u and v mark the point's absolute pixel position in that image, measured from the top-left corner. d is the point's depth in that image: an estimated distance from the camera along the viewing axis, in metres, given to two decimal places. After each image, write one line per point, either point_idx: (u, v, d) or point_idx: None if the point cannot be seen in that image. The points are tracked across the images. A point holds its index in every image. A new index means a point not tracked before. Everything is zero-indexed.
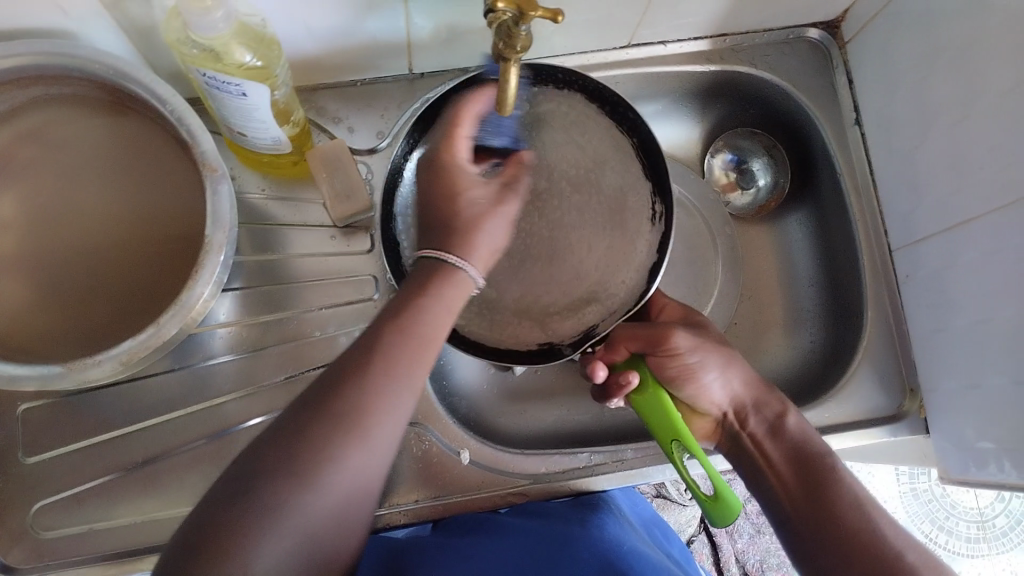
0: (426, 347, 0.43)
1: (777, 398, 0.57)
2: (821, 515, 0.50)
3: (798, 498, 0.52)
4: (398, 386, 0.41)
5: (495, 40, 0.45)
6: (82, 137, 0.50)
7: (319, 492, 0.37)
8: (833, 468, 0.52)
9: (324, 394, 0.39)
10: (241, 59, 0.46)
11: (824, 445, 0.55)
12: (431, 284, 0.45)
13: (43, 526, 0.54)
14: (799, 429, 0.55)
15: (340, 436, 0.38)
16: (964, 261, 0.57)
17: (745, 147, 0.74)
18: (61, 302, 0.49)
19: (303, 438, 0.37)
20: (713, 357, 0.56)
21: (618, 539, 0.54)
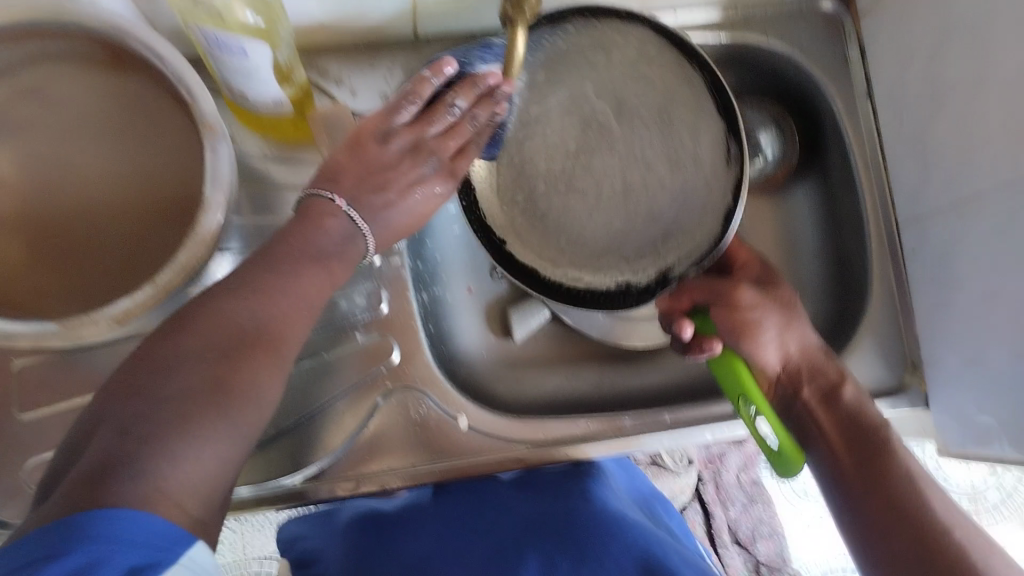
0: (298, 270, 0.46)
1: (836, 370, 0.56)
2: (876, 480, 0.49)
3: (848, 463, 0.51)
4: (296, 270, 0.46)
5: (503, 4, 0.45)
6: (80, 94, 0.50)
7: (230, 419, 0.39)
8: (886, 438, 0.51)
9: (193, 352, 0.40)
10: (243, 18, 0.45)
11: (879, 415, 0.53)
12: (294, 257, 0.47)
13: (42, 481, 0.55)
14: (852, 394, 0.54)
15: (258, 372, 0.41)
16: (968, 237, 0.57)
17: (754, 120, 0.69)
18: (58, 263, 0.48)
19: (165, 412, 0.37)
20: (781, 316, 0.57)
21: (620, 512, 0.58)
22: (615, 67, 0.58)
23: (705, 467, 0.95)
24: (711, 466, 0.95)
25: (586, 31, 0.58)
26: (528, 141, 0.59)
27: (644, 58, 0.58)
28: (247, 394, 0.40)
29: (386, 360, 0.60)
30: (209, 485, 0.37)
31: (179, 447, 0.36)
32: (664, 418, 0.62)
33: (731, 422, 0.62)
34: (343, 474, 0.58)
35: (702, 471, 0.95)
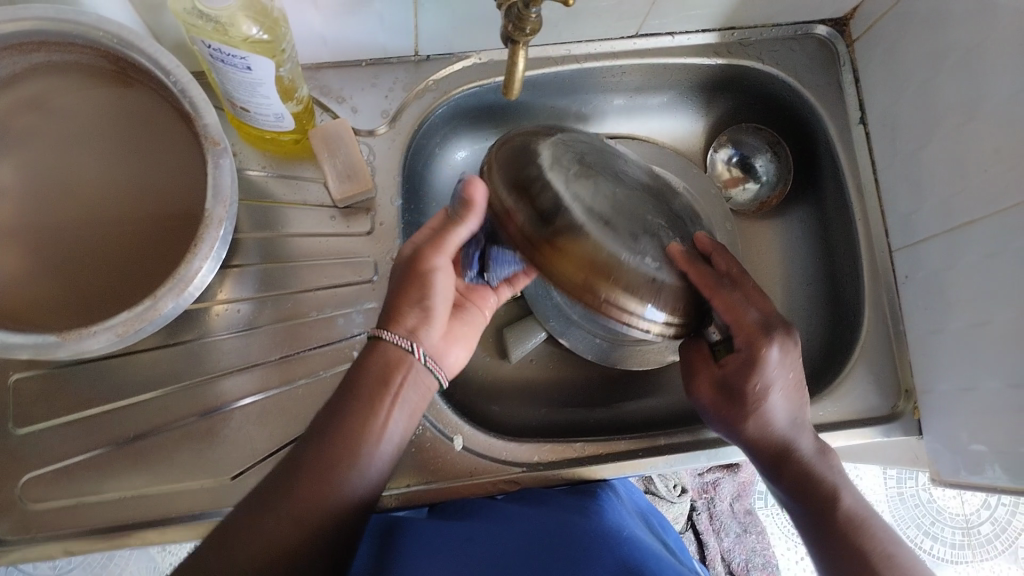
0: (388, 419, 0.48)
1: (781, 442, 0.51)
2: (838, 564, 0.48)
3: (815, 544, 0.50)
4: (384, 413, 0.47)
5: (505, 22, 0.45)
6: (85, 108, 0.50)
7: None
8: (840, 514, 0.49)
9: (335, 426, 0.46)
10: (247, 32, 0.46)
11: (833, 480, 0.51)
12: (382, 371, 0.48)
13: (31, 497, 0.54)
14: (810, 456, 0.52)
15: (310, 488, 0.45)
16: (963, 261, 0.57)
17: (749, 145, 0.73)
18: (52, 275, 0.48)
19: (318, 460, 0.45)
20: (735, 408, 0.51)
21: (618, 525, 0.54)
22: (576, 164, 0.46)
23: (699, 496, 0.94)
24: (705, 495, 0.94)
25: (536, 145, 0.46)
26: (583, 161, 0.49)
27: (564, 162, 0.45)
28: (266, 533, 0.43)
29: None
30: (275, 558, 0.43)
31: None
32: (661, 442, 0.62)
33: (726, 447, 0.61)
34: None
35: (696, 500, 0.94)
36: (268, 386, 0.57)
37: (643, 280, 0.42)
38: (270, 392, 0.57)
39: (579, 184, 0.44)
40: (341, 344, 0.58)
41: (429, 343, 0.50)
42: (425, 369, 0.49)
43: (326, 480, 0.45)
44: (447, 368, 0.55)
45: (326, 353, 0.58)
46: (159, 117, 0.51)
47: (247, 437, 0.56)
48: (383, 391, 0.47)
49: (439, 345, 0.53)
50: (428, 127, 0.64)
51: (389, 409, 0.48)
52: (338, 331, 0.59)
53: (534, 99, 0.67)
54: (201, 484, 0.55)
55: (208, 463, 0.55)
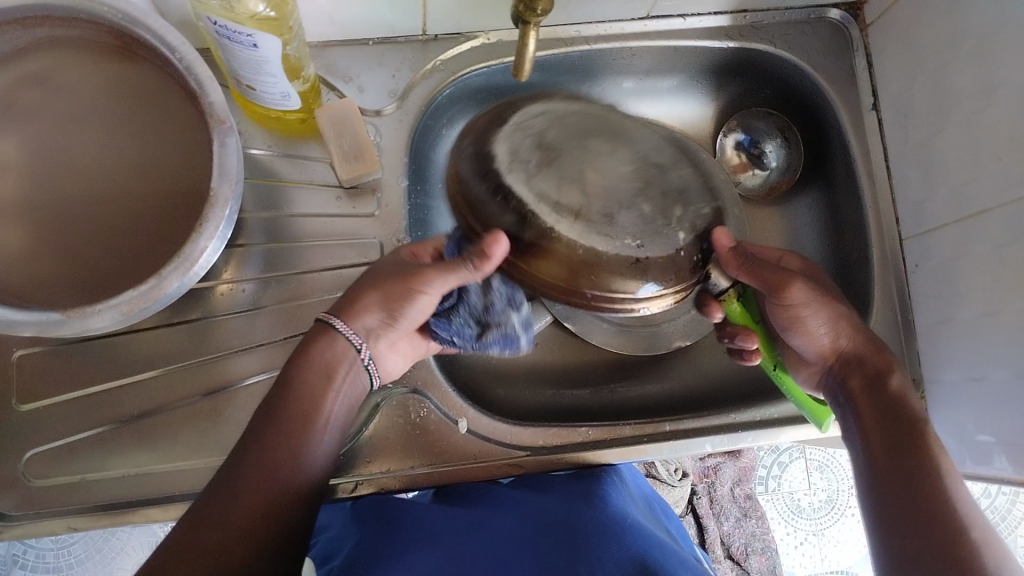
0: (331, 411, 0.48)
1: (883, 358, 0.52)
2: (908, 471, 0.46)
3: (885, 455, 0.48)
4: (319, 375, 0.48)
5: (516, 2, 0.45)
6: (89, 84, 0.50)
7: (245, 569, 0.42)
8: (927, 433, 0.48)
9: (274, 404, 0.47)
10: (254, 10, 0.46)
11: (924, 411, 0.50)
12: (314, 350, 0.48)
13: (36, 473, 0.54)
14: (904, 387, 0.51)
15: (261, 480, 0.44)
16: (975, 251, 0.56)
17: (760, 129, 0.72)
18: (58, 251, 0.47)
19: (263, 451, 0.45)
20: (833, 314, 0.53)
21: (620, 514, 0.54)
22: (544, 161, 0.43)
23: (700, 480, 0.94)
24: (706, 479, 0.94)
25: (503, 166, 0.43)
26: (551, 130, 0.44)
27: (535, 172, 0.43)
28: (228, 527, 0.42)
29: None
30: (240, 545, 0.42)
31: None
32: (666, 428, 0.61)
33: (730, 435, 0.61)
34: (339, 475, 0.57)
35: (696, 484, 0.94)
36: (272, 366, 0.57)
37: (624, 263, 0.42)
38: (274, 372, 0.57)
39: (542, 176, 0.42)
40: None
41: (376, 346, 0.51)
42: (362, 369, 0.50)
43: (269, 451, 0.45)
44: (382, 373, 0.54)
45: None
46: (164, 93, 0.50)
47: (251, 417, 0.56)
48: (321, 358, 0.48)
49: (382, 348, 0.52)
50: (434, 108, 0.63)
51: (332, 398, 0.48)
52: None
53: (545, 79, 0.67)
54: (204, 463, 0.55)
55: (212, 442, 0.55)
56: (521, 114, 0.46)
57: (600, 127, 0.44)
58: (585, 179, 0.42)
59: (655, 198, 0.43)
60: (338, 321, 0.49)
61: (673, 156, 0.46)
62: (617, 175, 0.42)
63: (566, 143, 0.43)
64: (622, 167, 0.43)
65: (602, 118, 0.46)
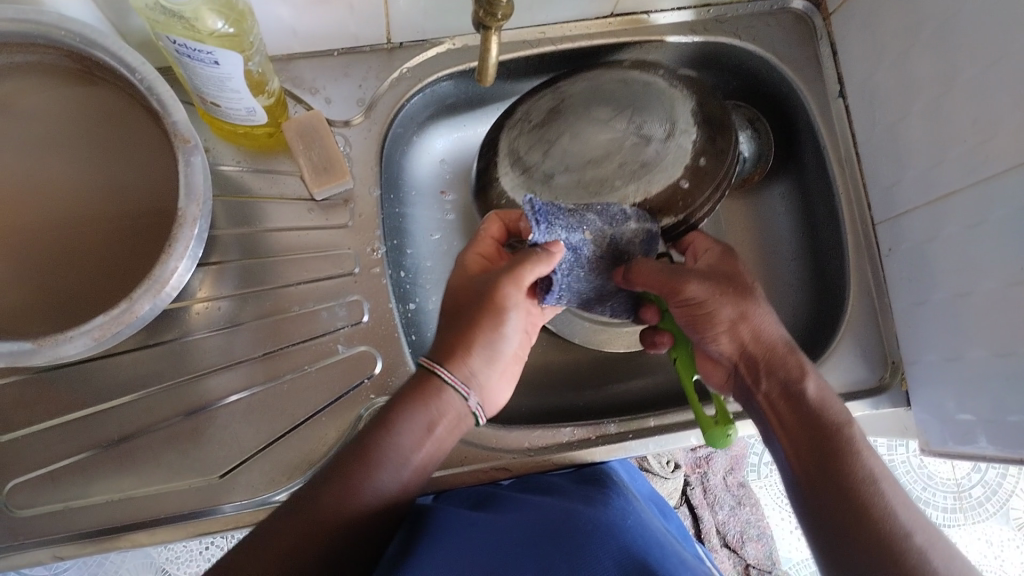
0: (431, 443, 0.49)
1: (795, 362, 0.51)
2: (829, 479, 0.45)
3: (806, 466, 0.47)
4: (407, 418, 0.47)
5: (475, 8, 0.45)
6: (50, 109, 0.49)
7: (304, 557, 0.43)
8: (844, 437, 0.46)
9: (367, 439, 0.47)
10: (213, 27, 0.45)
11: (843, 413, 0.48)
12: (417, 393, 0.48)
13: (18, 503, 0.53)
14: (818, 393, 0.49)
15: (356, 492, 0.45)
16: (946, 232, 0.57)
17: (732, 120, 0.69)
18: (28, 279, 0.47)
19: (353, 467, 0.45)
20: (735, 307, 0.51)
21: (620, 513, 0.53)
22: (531, 124, 0.59)
23: (692, 470, 0.95)
24: (698, 470, 0.95)
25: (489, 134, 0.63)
26: (567, 96, 0.59)
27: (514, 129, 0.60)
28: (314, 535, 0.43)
29: (368, 370, 0.58)
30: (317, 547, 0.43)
31: None
32: (650, 424, 0.62)
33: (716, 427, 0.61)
34: None
35: (688, 475, 0.95)
36: (253, 383, 0.57)
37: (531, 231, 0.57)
38: (255, 389, 0.57)
39: (522, 137, 0.59)
40: (325, 339, 0.58)
41: (480, 388, 0.51)
42: (470, 414, 0.51)
43: (358, 479, 0.45)
44: (491, 406, 0.53)
45: (309, 347, 0.58)
46: (126, 114, 0.50)
47: (234, 434, 0.56)
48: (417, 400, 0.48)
49: (491, 387, 0.53)
50: (404, 115, 0.63)
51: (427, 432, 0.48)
52: (322, 324, 0.59)
53: (512, 77, 0.66)
54: (189, 484, 0.55)
55: (196, 462, 0.55)
56: (569, 82, 0.60)
57: (617, 97, 0.59)
58: (555, 144, 0.58)
59: (616, 164, 0.57)
60: (444, 368, 0.49)
61: (668, 134, 0.57)
62: (587, 140, 0.58)
63: (567, 109, 0.59)
64: (600, 135, 0.58)
65: (654, 94, 0.59)
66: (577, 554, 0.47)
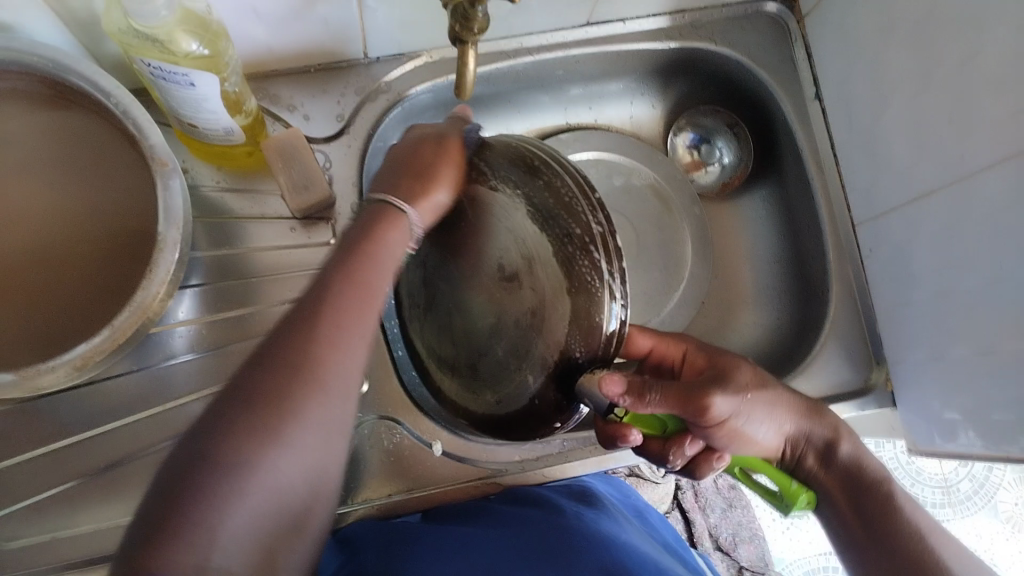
0: (373, 314, 0.41)
1: (829, 422, 0.51)
2: (882, 539, 0.47)
3: (858, 529, 0.48)
4: (308, 406, 0.36)
5: (450, 21, 0.45)
6: (22, 134, 0.48)
7: (245, 497, 0.33)
8: (889, 495, 0.48)
9: (283, 341, 0.37)
10: (188, 48, 0.45)
11: (880, 469, 0.50)
12: (376, 222, 0.45)
13: (3, 536, 0.52)
14: (853, 455, 0.50)
15: (293, 414, 0.35)
16: (927, 231, 0.57)
17: (708, 125, 0.73)
18: (5, 308, 0.46)
19: (274, 376, 0.36)
20: (767, 400, 0.48)
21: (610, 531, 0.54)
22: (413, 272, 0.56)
23: (684, 475, 0.94)
24: (689, 474, 0.95)
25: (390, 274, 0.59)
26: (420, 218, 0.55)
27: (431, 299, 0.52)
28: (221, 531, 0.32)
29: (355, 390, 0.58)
30: (259, 525, 0.34)
31: (213, 530, 0.32)
32: None
33: None
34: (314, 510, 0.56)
35: (679, 479, 0.94)
36: None
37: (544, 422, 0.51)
38: None
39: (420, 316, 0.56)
40: None
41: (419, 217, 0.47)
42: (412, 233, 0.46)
43: (279, 407, 0.35)
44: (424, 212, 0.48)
45: None
46: (102, 138, 0.49)
47: None
48: (363, 312, 0.40)
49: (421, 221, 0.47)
50: (384, 130, 0.63)
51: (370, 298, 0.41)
52: None
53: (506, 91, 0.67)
54: None
55: None
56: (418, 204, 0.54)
57: None
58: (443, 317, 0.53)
59: None
60: (412, 212, 0.46)
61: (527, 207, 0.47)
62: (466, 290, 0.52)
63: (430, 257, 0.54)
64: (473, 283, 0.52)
65: None
66: (568, 557, 0.49)
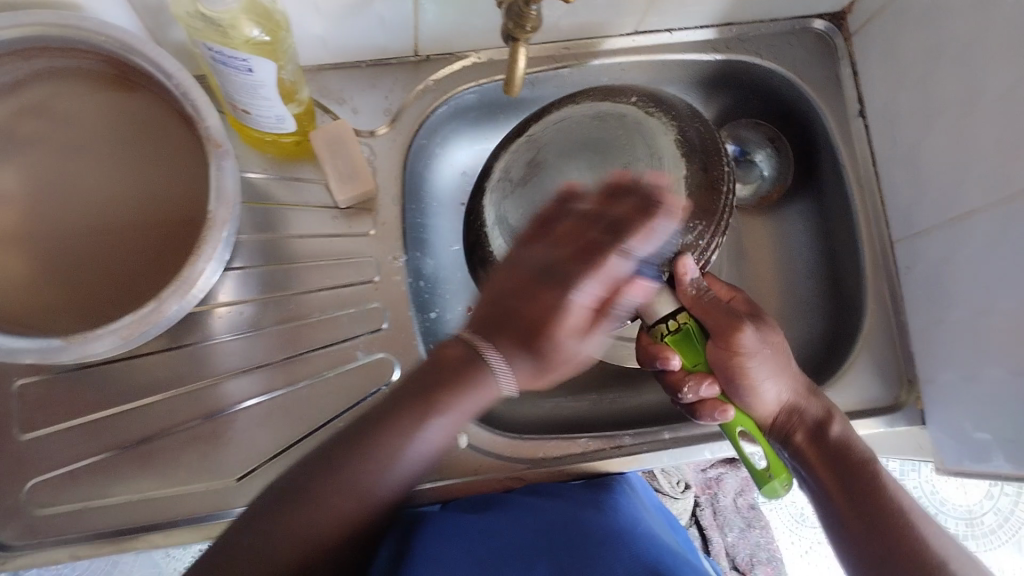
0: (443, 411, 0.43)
1: (819, 405, 0.54)
2: (886, 534, 0.48)
3: (852, 516, 0.50)
4: (360, 497, 0.42)
5: (505, 20, 0.46)
6: (85, 113, 0.50)
7: (320, 538, 0.42)
8: (878, 477, 0.51)
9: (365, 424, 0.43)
10: (249, 34, 0.46)
11: (868, 451, 0.53)
12: (455, 378, 0.43)
13: (38, 501, 0.54)
14: (845, 435, 0.53)
15: (347, 490, 0.42)
16: (966, 250, 0.57)
17: (749, 138, 0.72)
18: (57, 279, 0.48)
19: (346, 459, 0.42)
20: (774, 363, 0.51)
21: (631, 521, 0.55)
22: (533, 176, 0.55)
23: (703, 491, 0.94)
24: (708, 491, 0.95)
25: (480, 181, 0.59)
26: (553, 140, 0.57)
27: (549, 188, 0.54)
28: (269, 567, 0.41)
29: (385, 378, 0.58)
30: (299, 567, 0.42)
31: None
32: (665, 436, 0.62)
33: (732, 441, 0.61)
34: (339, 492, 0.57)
35: (698, 496, 0.94)
36: (273, 387, 0.57)
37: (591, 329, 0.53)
38: (275, 393, 0.57)
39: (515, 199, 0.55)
40: (345, 345, 0.59)
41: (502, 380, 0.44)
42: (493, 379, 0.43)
43: (335, 499, 0.41)
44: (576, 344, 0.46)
45: (331, 353, 0.59)
46: (161, 120, 0.51)
47: (252, 438, 0.56)
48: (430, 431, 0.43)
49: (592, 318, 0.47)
50: (429, 127, 0.64)
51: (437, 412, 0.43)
52: (343, 330, 0.59)
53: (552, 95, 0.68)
54: (207, 486, 0.55)
55: (215, 464, 0.56)
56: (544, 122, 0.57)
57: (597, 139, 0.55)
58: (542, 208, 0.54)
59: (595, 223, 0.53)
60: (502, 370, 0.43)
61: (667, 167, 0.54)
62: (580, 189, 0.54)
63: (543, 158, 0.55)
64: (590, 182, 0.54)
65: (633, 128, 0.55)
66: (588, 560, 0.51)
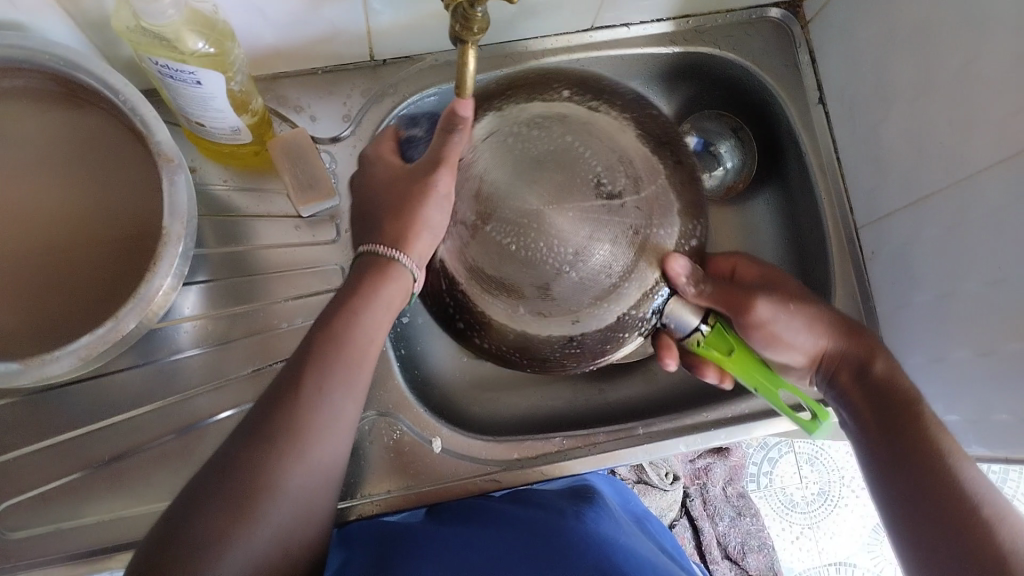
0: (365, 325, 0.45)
1: (863, 343, 0.52)
2: (925, 476, 0.45)
3: (887, 457, 0.48)
4: (286, 464, 0.41)
5: (450, 23, 0.44)
6: (35, 132, 0.50)
7: (256, 523, 0.40)
8: (919, 414, 0.48)
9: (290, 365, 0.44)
10: (194, 47, 0.46)
11: (915, 387, 0.50)
12: (375, 278, 0.46)
13: (11, 525, 0.53)
14: (889, 371, 0.51)
15: (277, 458, 0.41)
16: (928, 234, 0.57)
17: (711, 129, 0.72)
18: (16, 302, 0.48)
19: (270, 423, 0.41)
20: (802, 318, 0.52)
21: (610, 534, 0.52)
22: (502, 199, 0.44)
23: (692, 482, 0.94)
24: (698, 481, 0.94)
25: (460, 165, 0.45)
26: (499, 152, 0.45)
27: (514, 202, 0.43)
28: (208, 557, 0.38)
29: None
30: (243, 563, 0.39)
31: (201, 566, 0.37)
32: (639, 432, 0.62)
33: (701, 435, 0.62)
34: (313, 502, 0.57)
35: (688, 487, 0.94)
36: (244, 399, 0.57)
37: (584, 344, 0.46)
38: (246, 406, 0.57)
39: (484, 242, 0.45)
40: None
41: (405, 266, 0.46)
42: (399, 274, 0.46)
43: (266, 462, 0.41)
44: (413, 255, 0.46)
45: None
46: (112, 136, 0.51)
47: None
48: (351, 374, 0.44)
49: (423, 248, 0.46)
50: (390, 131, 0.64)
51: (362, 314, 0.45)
52: None
53: None
54: None
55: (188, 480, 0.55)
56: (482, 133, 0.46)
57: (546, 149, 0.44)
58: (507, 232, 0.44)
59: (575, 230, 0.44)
60: (405, 257, 0.46)
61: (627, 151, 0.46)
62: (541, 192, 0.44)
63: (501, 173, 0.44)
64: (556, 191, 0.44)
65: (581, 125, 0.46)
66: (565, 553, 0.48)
